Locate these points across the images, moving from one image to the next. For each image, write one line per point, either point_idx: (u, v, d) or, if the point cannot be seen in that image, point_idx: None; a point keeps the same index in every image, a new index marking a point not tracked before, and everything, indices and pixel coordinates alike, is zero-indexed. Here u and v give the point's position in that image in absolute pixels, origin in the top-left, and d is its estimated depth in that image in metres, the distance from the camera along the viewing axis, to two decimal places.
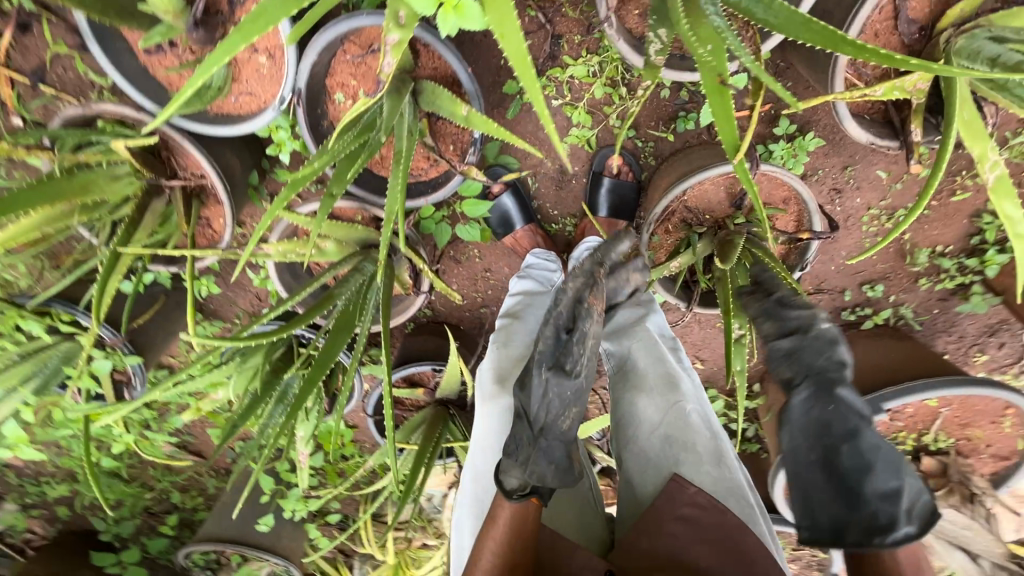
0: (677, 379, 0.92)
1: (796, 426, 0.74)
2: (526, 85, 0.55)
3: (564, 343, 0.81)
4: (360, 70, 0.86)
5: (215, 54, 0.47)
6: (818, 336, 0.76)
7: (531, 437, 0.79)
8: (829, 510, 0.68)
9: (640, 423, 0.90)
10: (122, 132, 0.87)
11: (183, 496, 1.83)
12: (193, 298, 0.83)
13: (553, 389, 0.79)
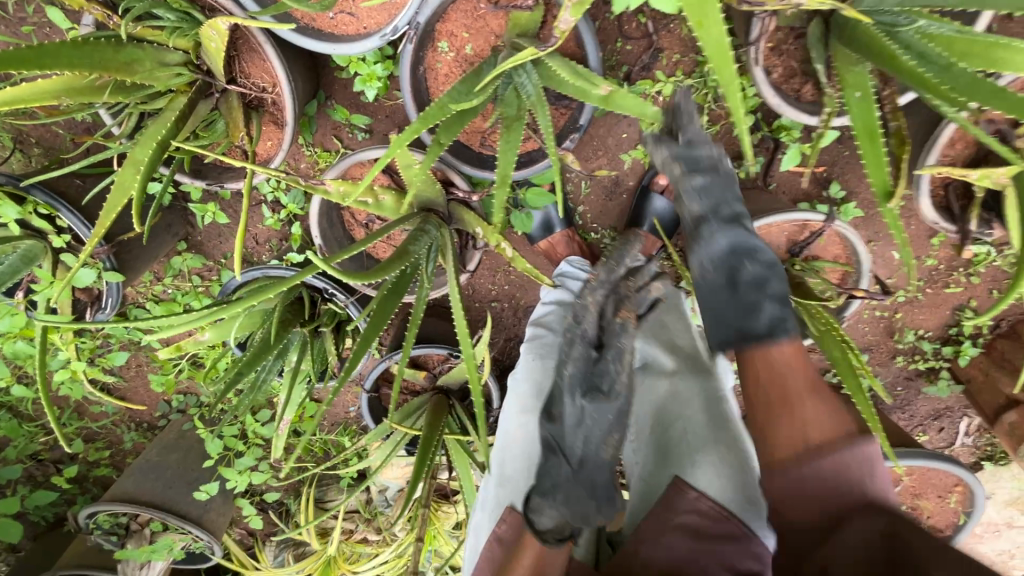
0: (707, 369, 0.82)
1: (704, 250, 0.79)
2: (725, 84, 0.53)
3: (596, 369, 0.77)
4: (476, 24, 0.81)
5: None
6: (724, 174, 0.81)
7: (573, 473, 0.72)
8: (733, 317, 0.74)
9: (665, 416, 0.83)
10: (193, 15, 0.75)
11: (87, 446, 1.58)
12: (245, 220, 0.73)
13: (594, 420, 0.74)
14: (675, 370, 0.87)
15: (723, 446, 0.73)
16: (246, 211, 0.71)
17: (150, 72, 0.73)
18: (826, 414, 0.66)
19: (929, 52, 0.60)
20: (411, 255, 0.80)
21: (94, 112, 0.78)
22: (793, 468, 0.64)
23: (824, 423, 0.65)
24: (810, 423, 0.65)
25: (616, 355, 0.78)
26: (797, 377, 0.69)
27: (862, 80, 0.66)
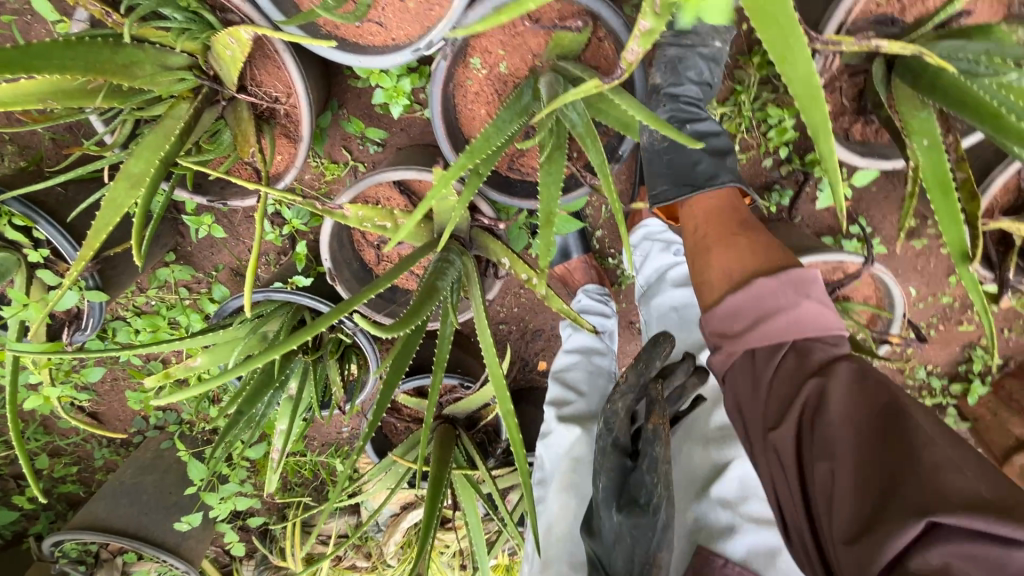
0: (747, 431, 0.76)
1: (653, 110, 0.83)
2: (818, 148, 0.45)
3: (631, 479, 0.71)
4: (512, 41, 0.76)
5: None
6: (707, 47, 0.81)
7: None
8: (675, 168, 0.81)
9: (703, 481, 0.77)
10: (202, 16, 0.67)
11: (52, 462, 1.47)
12: (260, 249, 0.64)
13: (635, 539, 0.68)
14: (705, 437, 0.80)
15: (761, 517, 0.69)
16: (257, 242, 0.63)
17: (153, 77, 0.65)
18: (763, 250, 0.71)
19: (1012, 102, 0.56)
20: (439, 290, 0.73)
21: (84, 117, 0.70)
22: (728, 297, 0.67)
23: (759, 253, 0.70)
24: (743, 255, 0.70)
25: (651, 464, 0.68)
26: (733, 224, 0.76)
27: (930, 127, 0.62)
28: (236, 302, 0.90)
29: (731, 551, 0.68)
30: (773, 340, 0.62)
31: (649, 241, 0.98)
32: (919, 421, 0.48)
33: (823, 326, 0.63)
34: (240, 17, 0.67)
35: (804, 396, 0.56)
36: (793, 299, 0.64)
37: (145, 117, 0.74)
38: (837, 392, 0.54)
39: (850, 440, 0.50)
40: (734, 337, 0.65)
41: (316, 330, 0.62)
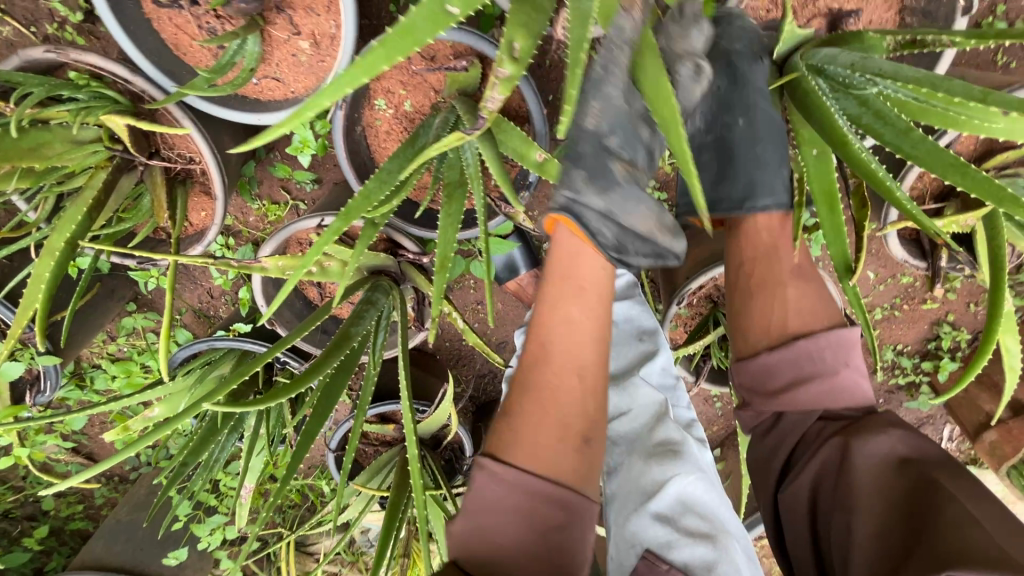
0: (680, 446, 0.75)
1: (701, 106, 0.71)
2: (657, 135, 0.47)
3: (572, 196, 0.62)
4: (413, 81, 0.76)
5: (352, 72, 0.38)
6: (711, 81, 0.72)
7: (593, 160, 0.58)
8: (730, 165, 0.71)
9: (636, 494, 0.73)
10: (102, 92, 0.69)
11: (58, 502, 1.54)
12: (170, 319, 0.68)
13: (590, 164, 0.58)
14: (647, 449, 0.76)
15: (696, 531, 0.66)
16: (165, 313, 0.67)
17: (62, 156, 0.68)
18: (811, 300, 0.67)
19: (886, 111, 0.56)
20: (353, 338, 0.76)
21: (4, 199, 0.73)
22: (765, 353, 0.65)
23: (805, 309, 0.66)
24: (791, 308, 0.66)
25: (632, 195, 0.59)
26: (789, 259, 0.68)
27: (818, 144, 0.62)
28: (185, 352, 0.94)
29: (672, 558, 0.64)
30: (805, 406, 0.63)
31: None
32: (950, 487, 0.50)
33: (851, 396, 0.63)
34: (139, 91, 0.69)
35: (824, 458, 0.59)
36: (831, 365, 0.63)
37: (66, 191, 0.76)
38: (868, 448, 0.56)
39: (876, 507, 0.52)
40: (766, 395, 0.65)
41: (256, 366, 0.78)
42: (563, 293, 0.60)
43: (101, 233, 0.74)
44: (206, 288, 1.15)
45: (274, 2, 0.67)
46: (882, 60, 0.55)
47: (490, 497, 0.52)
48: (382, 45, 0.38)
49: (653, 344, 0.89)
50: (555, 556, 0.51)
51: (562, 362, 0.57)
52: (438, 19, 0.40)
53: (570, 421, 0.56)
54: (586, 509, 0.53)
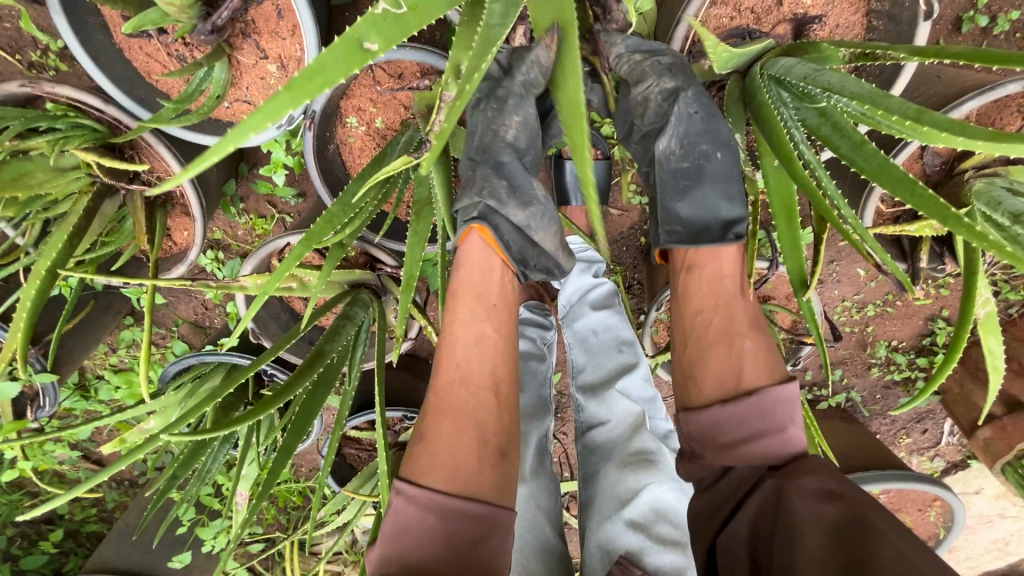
0: (653, 455, 0.76)
1: (676, 128, 0.64)
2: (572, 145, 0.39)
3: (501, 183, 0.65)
4: (383, 99, 0.77)
5: (255, 116, 0.35)
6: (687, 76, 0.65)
7: (511, 169, 0.62)
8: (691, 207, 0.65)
9: (606, 501, 0.74)
10: (78, 122, 0.71)
11: (72, 506, 1.59)
12: (149, 339, 0.72)
13: (512, 177, 0.62)
14: (623, 458, 0.76)
15: (666, 539, 0.70)
16: (146, 335, 0.72)
17: (43, 185, 0.70)
18: (765, 355, 0.62)
19: (842, 122, 0.56)
20: (328, 355, 0.76)
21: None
22: (719, 407, 0.60)
23: (761, 362, 0.62)
24: (747, 360, 0.62)
25: (543, 211, 0.63)
26: (738, 304, 0.65)
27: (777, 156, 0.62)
28: (176, 366, 0.96)
29: (646, 563, 0.67)
30: (755, 460, 0.59)
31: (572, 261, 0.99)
32: (880, 523, 0.51)
33: (795, 448, 0.60)
34: (114, 121, 0.72)
35: (763, 498, 0.57)
36: (780, 423, 0.60)
37: (52, 216, 0.78)
38: (803, 487, 0.55)
39: (821, 548, 0.51)
40: (719, 450, 0.60)
41: (238, 382, 0.79)
42: (474, 302, 0.63)
43: (85, 257, 0.76)
44: (200, 299, 1.18)
45: (239, 28, 0.68)
46: (832, 73, 0.54)
47: (407, 521, 0.54)
48: (290, 89, 0.37)
49: (633, 355, 0.90)
50: (475, 567, 0.54)
51: (473, 374, 0.60)
52: (354, 58, 0.40)
53: (484, 432, 0.58)
54: (504, 519, 0.56)
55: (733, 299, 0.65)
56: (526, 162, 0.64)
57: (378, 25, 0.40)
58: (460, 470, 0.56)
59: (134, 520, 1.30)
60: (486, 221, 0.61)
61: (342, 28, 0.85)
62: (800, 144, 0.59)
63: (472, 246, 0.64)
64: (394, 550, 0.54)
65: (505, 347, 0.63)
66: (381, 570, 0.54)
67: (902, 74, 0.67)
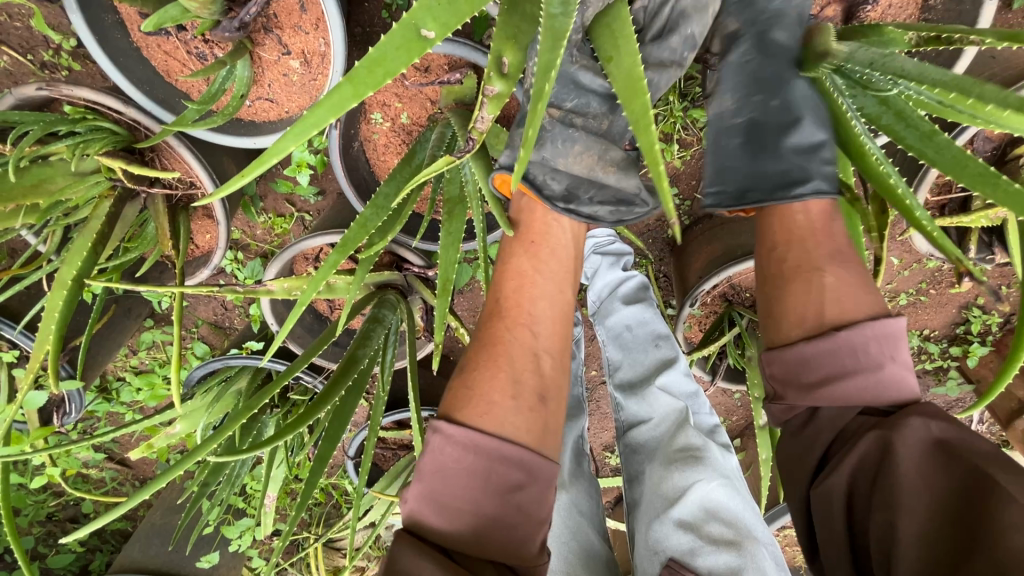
0: (701, 449, 0.72)
1: (729, 84, 0.63)
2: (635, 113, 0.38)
3: None
4: (408, 93, 0.74)
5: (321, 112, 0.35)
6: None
7: (527, 119, 0.61)
8: (740, 165, 0.61)
9: (662, 494, 0.70)
10: (97, 125, 0.68)
11: (97, 506, 1.58)
12: (179, 348, 0.70)
13: (527, 124, 0.61)
14: (670, 454, 0.74)
15: (721, 539, 0.62)
16: (176, 345, 0.69)
17: (63, 191, 0.68)
18: (852, 288, 0.56)
19: (908, 111, 0.53)
20: (360, 360, 0.75)
21: (15, 234, 0.73)
22: (802, 345, 0.56)
23: (844, 298, 0.56)
24: (831, 294, 0.56)
25: (563, 138, 0.59)
26: (829, 236, 0.59)
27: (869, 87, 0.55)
28: (201, 370, 0.96)
29: (697, 565, 0.61)
30: (847, 401, 0.55)
31: (600, 254, 0.96)
32: (1001, 479, 0.44)
33: (906, 394, 0.55)
34: (135, 122, 0.70)
35: (868, 447, 0.52)
36: (876, 360, 0.54)
37: (72, 222, 0.76)
38: (911, 439, 0.50)
39: (923, 505, 0.47)
40: (801, 390, 0.57)
41: (272, 391, 0.77)
42: (528, 249, 0.63)
43: (108, 264, 0.74)
44: (220, 301, 1.16)
45: (260, 23, 0.65)
46: (905, 59, 0.51)
47: (445, 462, 0.52)
48: (350, 81, 0.35)
49: (670, 350, 0.88)
50: (511, 514, 0.51)
51: (517, 318, 0.60)
52: (412, 47, 0.38)
53: (522, 377, 0.56)
54: (545, 470, 0.53)
55: (812, 235, 0.59)
56: (553, 105, 0.60)
57: (433, 11, 0.38)
58: (494, 408, 0.54)
59: (161, 521, 1.30)
60: (512, 172, 0.60)
61: (361, 20, 0.82)
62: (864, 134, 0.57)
63: (518, 204, 0.66)
64: (432, 501, 0.51)
65: (550, 291, 0.62)
66: (414, 507, 0.52)
67: (963, 55, 0.63)
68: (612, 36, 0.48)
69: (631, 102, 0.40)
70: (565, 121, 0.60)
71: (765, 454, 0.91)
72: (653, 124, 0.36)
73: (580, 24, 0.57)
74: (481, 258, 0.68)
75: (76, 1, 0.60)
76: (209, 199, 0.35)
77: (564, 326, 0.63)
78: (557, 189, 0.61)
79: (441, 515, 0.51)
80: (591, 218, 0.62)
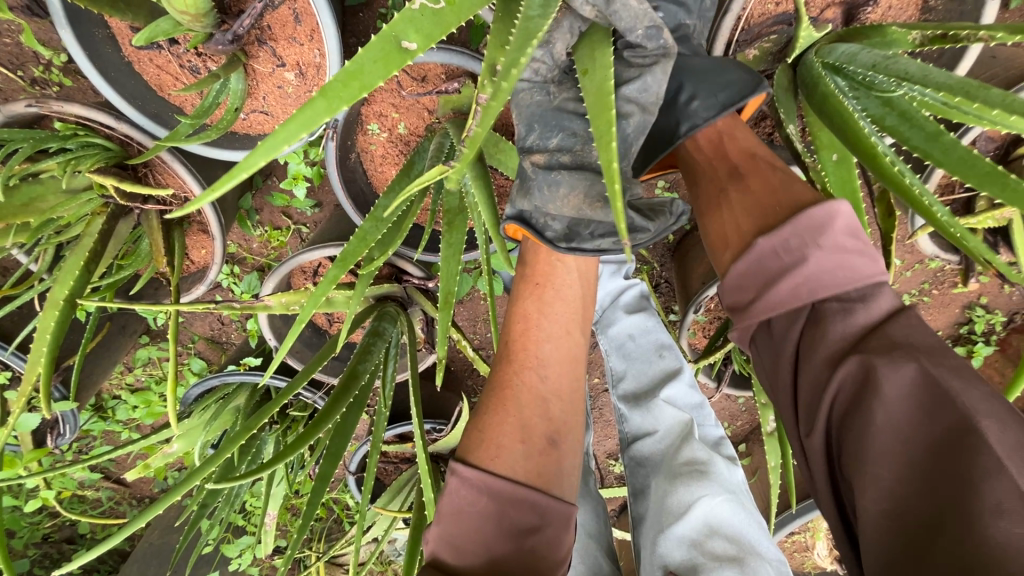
0: (702, 462, 0.71)
1: None
2: (600, 127, 0.41)
3: None
4: (405, 103, 0.73)
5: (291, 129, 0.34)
6: None
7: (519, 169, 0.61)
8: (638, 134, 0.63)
9: (661, 509, 0.69)
10: (89, 141, 0.67)
11: (93, 527, 1.54)
12: (175, 367, 0.68)
13: (519, 174, 0.61)
14: (674, 467, 0.72)
15: (723, 554, 0.61)
16: (172, 364, 0.68)
17: (55, 209, 0.67)
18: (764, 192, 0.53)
19: (912, 112, 0.52)
20: (361, 375, 0.74)
21: (5, 254, 0.72)
22: (731, 266, 0.51)
23: (754, 207, 0.52)
24: (739, 209, 0.53)
25: (547, 183, 0.57)
26: (731, 156, 0.58)
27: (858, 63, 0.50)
28: (198, 387, 0.94)
29: None
30: (788, 306, 0.48)
31: (601, 263, 0.94)
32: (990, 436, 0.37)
33: (858, 279, 0.46)
34: (128, 137, 0.68)
35: (837, 391, 0.43)
36: (797, 254, 0.47)
37: (65, 240, 0.75)
38: (890, 385, 0.41)
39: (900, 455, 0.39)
40: (742, 314, 0.50)
41: (272, 410, 0.75)
42: (533, 291, 0.63)
43: (102, 283, 0.72)
44: (216, 316, 1.15)
45: (254, 35, 0.64)
46: (910, 60, 0.50)
47: (460, 504, 0.51)
48: (326, 96, 0.35)
49: (675, 361, 0.87)
50: (525, 559, 0.49)
51: (525, 360, 0.60)
52: (392, 59, 0.37)
53: (530, 423, 0.56)
54: (558, 511, 0.52)
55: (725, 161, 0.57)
56: (537, 147, 0.59)
57: (416, 23, 0.38)
58: (505, 450, 0.54)
59: (161, 540, 1.27)
60: (512, 223, 0.62)
61: (356, 30, 0.81)
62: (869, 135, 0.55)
63: (528, 245, 0.66)
64: (446, 542, 0.50)
65: (555, 331, 0.62)
66: (432, 549, 0.51)
67: (966, 56, 0.63)
68: (592, 49, 0.49)
69: (600, 117, 0.42)
70: (549, 164, 0.58)
71: (773, 461, 0.89)
72: (614, 140, 0.39)
73: (551, 60, 0.56)
74: (484, 268, 0.67)
75: (66, 16, 0.59)
76: (197, 205, 0.30)
77: (575, 368, 0.62)
78: (559, 228, 0.61)
79: (455, 556, 0.50)
80: (597, 252, 0.62)
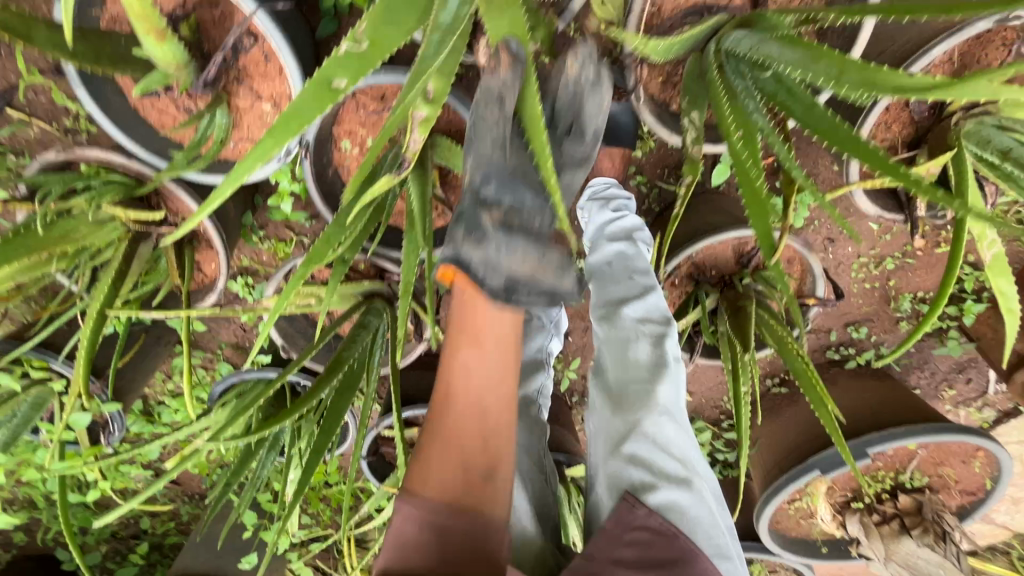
0: (652, 386, 0.80)
1: None
2: (537, 146, 0.53)
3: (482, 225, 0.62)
4: (371, 122, 0.83)
5: (246, 162, 0.44)
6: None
7: (468, 214, 0.59)
8: None
9: (614, 437, 0.79)
10: (108, 179, 0.80)
11: (152, 522, 1.70)
12: (191, 364, 0.79)
13: (466, 219, 0.59)
14: (615, 400, 0.82)
15: (670, 475, 0.73)
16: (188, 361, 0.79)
17: (85, 238, 0.80)
18: None
19: (795, 87, 0.58)
20: (348, 360, 0.85)
21: (51, 279, 0.86)
22: None
23: None
24: None
25: (503, 239, 0.57)
26: None
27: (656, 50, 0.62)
28: (222, 385, 1.07)
29: (651, 498, 0.70)
30: None
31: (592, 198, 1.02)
32: None
33: None
34: (139, 172, 0.81)
35: None
36: None
37: (98, 264, 0.88)
38: None
39: None
40: None
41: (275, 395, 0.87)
42: (470, 310, 0.59)
43: (129, 297, 0.85)
44: (238, 325, 1.28)
45: (233, 76, 0.75)
46: (772, 43, 0.57)
47: (405, 536, 0.52)
48: (269, 135, 0.44)
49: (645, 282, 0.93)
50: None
51: (458, 406, 0.57)
52: (323, 97, 0.46)
53: (472, 445, 0.55)
54: (497, 536, 0.53)
55: None
56: (491, 200, 0.59)
57: (343, 65, 0.47)
58: (450, 474, 0.54)
59: (208, 527, 1.41)
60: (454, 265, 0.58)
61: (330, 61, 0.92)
62: (755, 113, 0.61)
63: (456, 300, 0.60)
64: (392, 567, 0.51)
65: (496, 350, 0.59)
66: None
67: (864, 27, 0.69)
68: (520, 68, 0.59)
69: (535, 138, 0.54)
70: (503, 221, 0.58)
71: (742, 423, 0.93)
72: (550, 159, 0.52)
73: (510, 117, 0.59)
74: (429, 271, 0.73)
75: (80, 78, 0.72)
76: (193, 220, 0.45)
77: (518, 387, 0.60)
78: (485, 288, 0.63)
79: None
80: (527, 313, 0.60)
